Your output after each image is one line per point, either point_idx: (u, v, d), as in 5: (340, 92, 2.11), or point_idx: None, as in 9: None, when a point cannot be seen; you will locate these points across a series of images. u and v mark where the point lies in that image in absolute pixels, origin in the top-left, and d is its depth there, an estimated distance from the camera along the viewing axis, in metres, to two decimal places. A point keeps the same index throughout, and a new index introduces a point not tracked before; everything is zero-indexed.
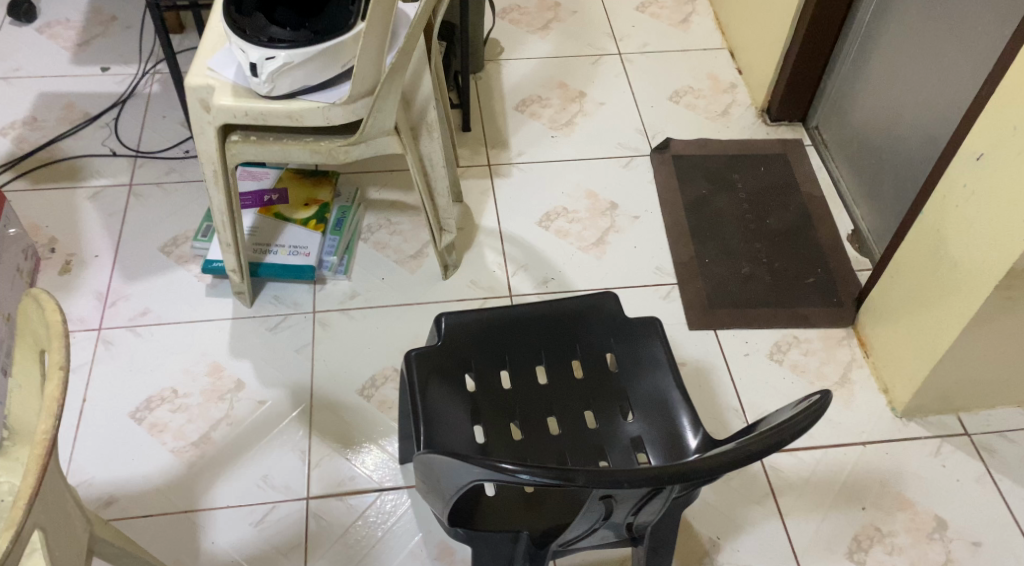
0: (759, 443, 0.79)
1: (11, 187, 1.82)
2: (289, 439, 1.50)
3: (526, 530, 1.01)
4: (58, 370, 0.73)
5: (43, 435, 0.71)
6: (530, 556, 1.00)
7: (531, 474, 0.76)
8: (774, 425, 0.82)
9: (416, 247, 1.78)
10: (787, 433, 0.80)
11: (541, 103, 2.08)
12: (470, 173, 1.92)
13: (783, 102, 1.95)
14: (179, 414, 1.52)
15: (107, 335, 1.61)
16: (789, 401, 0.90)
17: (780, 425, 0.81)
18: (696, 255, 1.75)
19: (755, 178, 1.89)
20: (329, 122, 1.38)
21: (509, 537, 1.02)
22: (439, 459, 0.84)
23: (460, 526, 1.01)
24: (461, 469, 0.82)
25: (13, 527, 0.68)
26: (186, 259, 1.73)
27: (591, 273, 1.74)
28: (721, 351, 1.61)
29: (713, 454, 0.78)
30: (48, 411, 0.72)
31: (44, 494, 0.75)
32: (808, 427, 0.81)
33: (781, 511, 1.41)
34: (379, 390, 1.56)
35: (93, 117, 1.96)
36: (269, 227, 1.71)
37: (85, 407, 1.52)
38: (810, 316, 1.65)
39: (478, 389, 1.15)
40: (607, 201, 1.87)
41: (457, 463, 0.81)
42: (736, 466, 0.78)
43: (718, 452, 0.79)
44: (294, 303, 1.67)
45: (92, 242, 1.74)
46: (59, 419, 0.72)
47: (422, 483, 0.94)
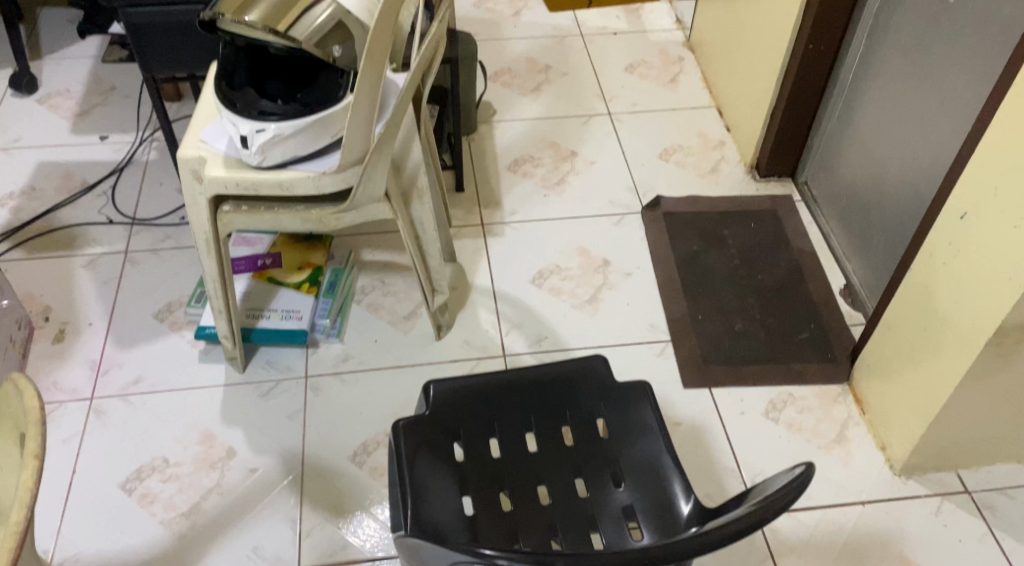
0: (742, 521, 0.78)
1: (8, 257, 1.84)
2: (280, 508, 1.48)
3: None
4: (33, 459, 0.74)
5: (15, 526, 0.70)
6: None
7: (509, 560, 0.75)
8: (760, 500, 0.81)
9: (410, 308, 1.79)
10: (775, 507, 0.79)
11: (534, 162, 2.10)
12: (463, 233, 1.93)
13: (771, 158, 1.97)
14: (169, 484, 1.50)
15: (99, 405, 1.60)
16: (781, 467, 0.89)
17: (767, 501, 0.80)
18: (689, 312, 1.75)
19: (746, 234, 1.89)
20: (319, 190, 1.40)
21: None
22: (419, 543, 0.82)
23: None
24: (440, 554, 0.80)
25: None
26: (180, 325, 1.73)
27: (585, 331, 1.74)
28: (716, 409, 1.60)
29: (700, 530, 0.77)
30: (21, 501, 0.72)
31: None
32: (794, 501, 0.81)
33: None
34: (371, 455, 1.55)
35: (91, 186, 1.99)
36: (263, 291, 1.72)
37: (75, 479, 1.50)
38: (804, 372, 1.64)
39: (467, 458, 1.14)
40: (600, 258, 1.88)
41: (439, 547, 0.80)
42: (721, 546, 0.76)
43: (703, 530, 0.78)
44: (287, 368, 1.67)
45: (87, 311, 1.75)
46: (32, 508, 0.72)
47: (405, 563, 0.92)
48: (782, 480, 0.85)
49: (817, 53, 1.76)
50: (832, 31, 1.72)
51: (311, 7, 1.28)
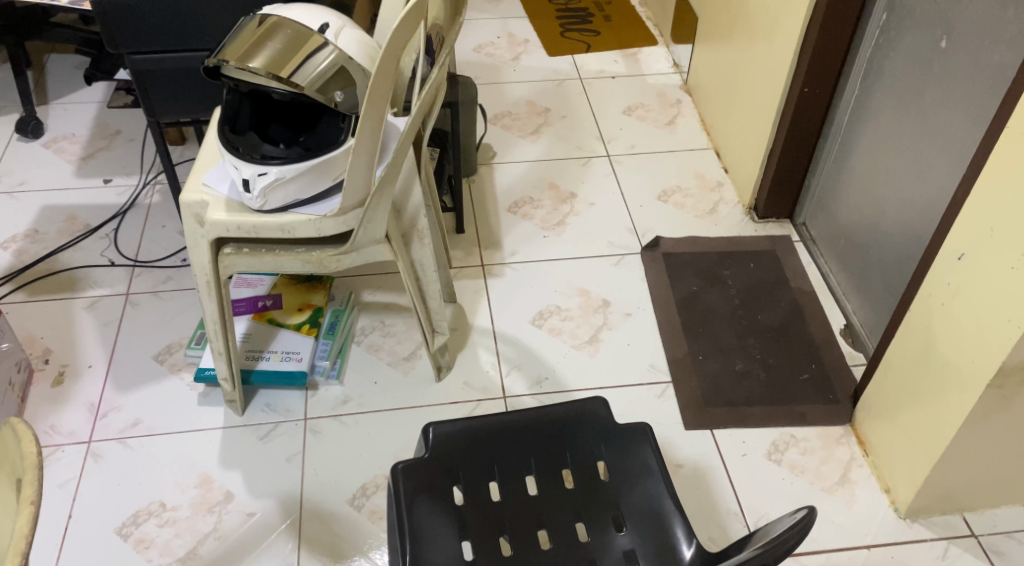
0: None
1: (9, 299, 1.84)
2: (278, 552, 1.46)
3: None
4: (29, 505, 0.73)
5: None
6: None
7: None
8: (762, 544, 0.80)
9: (409, 349, 1.79)
10: (772, 553, 0.78)
11: (533, 204, 2.11)
12: (463, 274, 1.94)
13: (769, 199, 1.98)
14: (166, 528, 1.49)
15: (97, 448, 1.59)
16: (789, 508, 0.88)
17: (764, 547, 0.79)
18: (690, 352, 1.75)
19: (745, 275, 1.90)
20: (320, 233, 1.41)
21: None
22: None
23: None
24: None
25: None
26: (179, 367, 1.73)
27: (586, 372, 1.73)
28: (719, 450, 1.59)
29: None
30: (15, 549, 0.71)
31: None
32: (794, 547, 0.80)
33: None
34: (370, 499, 1.53)
35: (94, 228, 2.00)
36: (262, 333, 1.72)
37: (71, 523, 1.49)
38: (806, 414, 1.63)
39: (466, 501, 1.13)
40: (600, 298, 1.88)
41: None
42: None
43: None
44: (286, 410, 1.67)
45: (86, 353, 1.74)
46: (26, 556, 0.71)
47: None
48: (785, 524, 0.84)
49: (812, 96, 1.78)
50: (828, 75, 1.75)
51: (313, 54, 1.30)
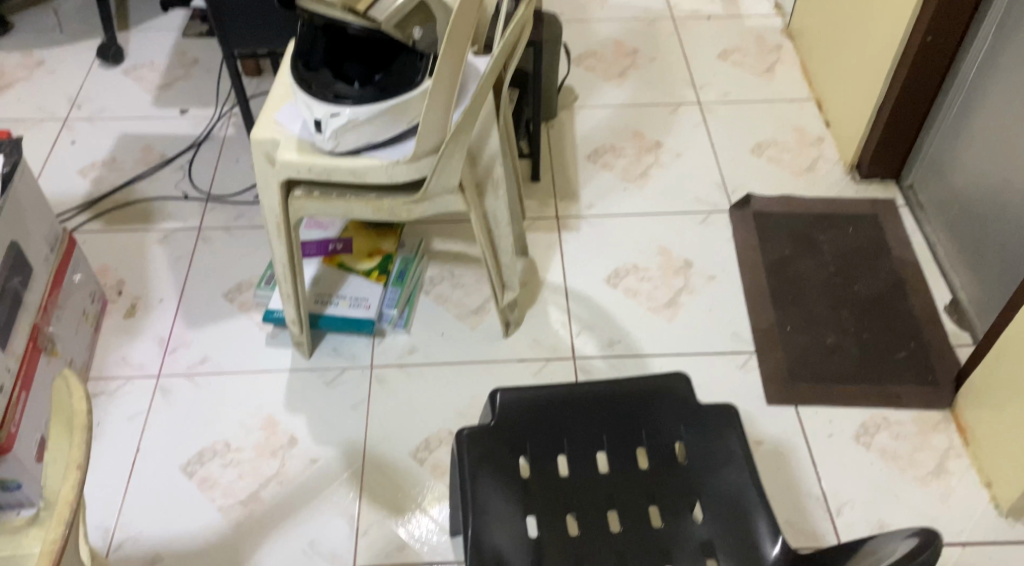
0: None
1: (85, 227, 1.84)
2: (340, 501, 1.43)
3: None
4: (75, 469, 0.66)
5: (68, 496, 0.65)
6: None
7: None
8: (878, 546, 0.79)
9: (478, 302, 1.73)
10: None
11: (615, 152, 2.00)
12: (537, 225, 1.85)
13: (875, 158, 1.83)
14: (230, 469, 1.46)
15: (165, 382, 1.58)
16: (900, 526, 0.81)
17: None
18: (777, 322, 1.64)
19: (843, 240, 1.77)
20: (392, 180, 1.33)
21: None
22: None
23: None
24: None
25: None
26: (249, 306, 1.71)
27: (662, 337, 1.64)
28: (803, 429, 1.49)
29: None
30: (72, 473, 0.66)
31: None
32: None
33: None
34: (433, 453, 1.49)
35: (169, 159, 1.98)
36: (332, 277, 1.68)
37: (138, 457, 1.48)
38: (900, 395, 1.52)
39: (533, 473, 1.08)
40: (681, 258, 1.78)
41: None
42: None
43: None
44: (353, 356, 1.63)
45: (159, 286, 1.74)
46: (80, 494, 0.66)
47: None
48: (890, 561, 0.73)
49: (935, 48, 1.62)
50: (957, 22, 1.58)
51: None
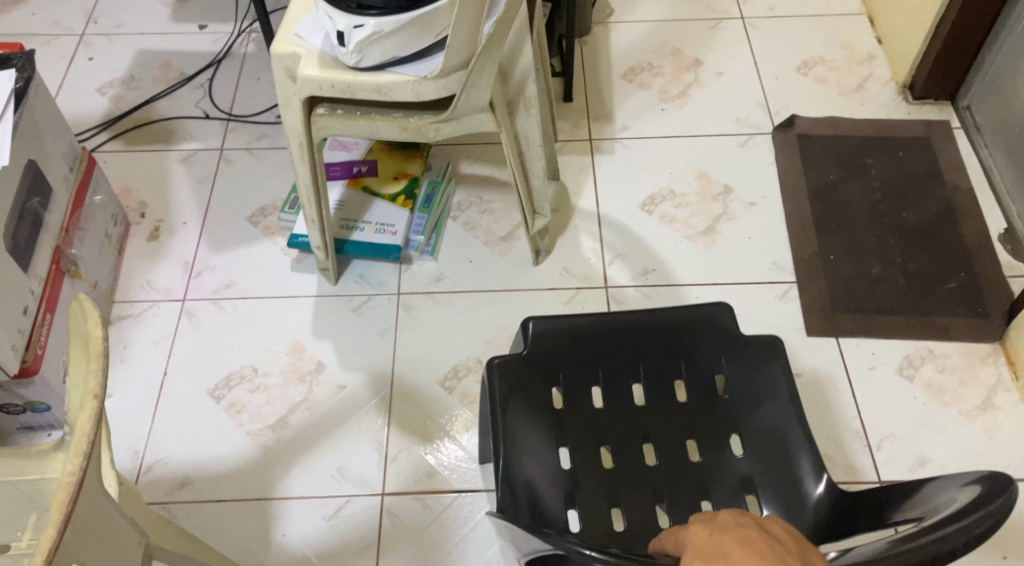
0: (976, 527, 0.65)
1: (106, 147, 1.80)
2: (368, 428, 1.41)
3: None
4: (92, 398, 0.63)
5: (85, 426, 0.62)
6: None
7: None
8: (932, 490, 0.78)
9: (508, 228, 1.67)
10: (962, 538, 0.65)
11: (652, 72, 1.90)
12: (569, 148, 1.78)
13: (932, 76, 1.72)
14: (258, 394, 1.45)
15: (191, 307, 1.56)
16: (954, 473, 0.78)
17: (959, 520, 0.66)
18: (819, 250, 1.58)
19: (892, 165, 1.68)
20: (419, 97, 1.26)
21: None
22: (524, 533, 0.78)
23: None
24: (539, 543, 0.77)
25: None
26: (273, 230, 1.67)
27: (699, 267, 1.58)
28: (844, 361, 1.44)
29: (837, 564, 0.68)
30: (89, 402, 0.63)
31: (81, 520, 0.64)
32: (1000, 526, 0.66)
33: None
34: (461, 381, 1.46)
35: (189, 77, 1.92)
36: (357, 201, 1.62)
37: (165, 381, 1.46)
38: (949, 327, 1.46)
39: (566, 404, 1.03)
40: (720, 183, 1.70)
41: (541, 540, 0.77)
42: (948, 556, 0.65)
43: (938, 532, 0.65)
44: (379, 284, 1.59)
45: (181, 209, 1.70)
46: (98, 423, 0.62)
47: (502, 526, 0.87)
48: (953, 506, 0.70)
49: None
50: None
51: None
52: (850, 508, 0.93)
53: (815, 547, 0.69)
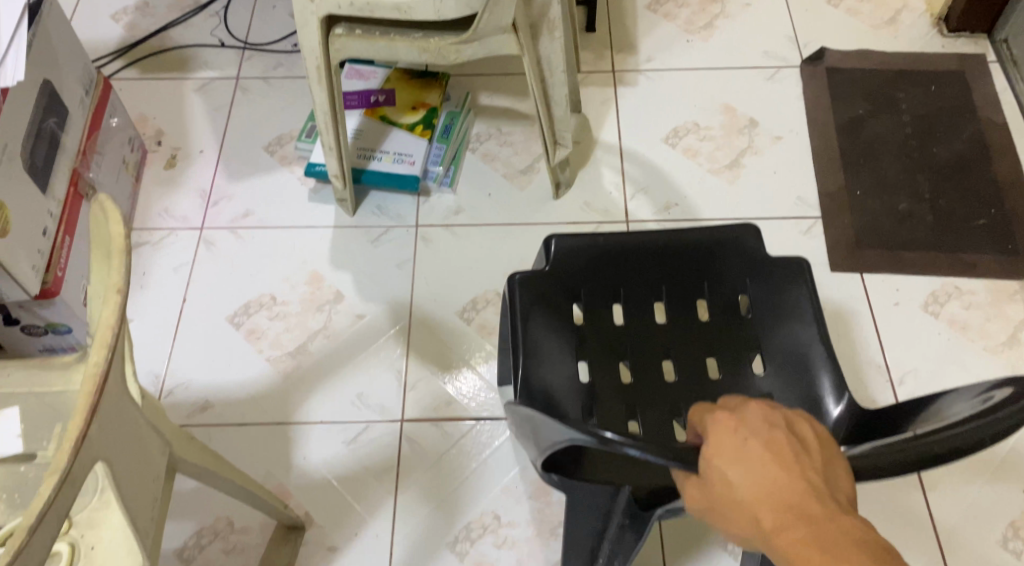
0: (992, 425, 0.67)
1: (121, 75, 1.77)
2: (386, 357, 1.41)
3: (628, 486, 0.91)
4: (116, 294, 0.61)
5: (110, 322, 0.61)
6: (631, 515, 0.93)
7: (643, 451, 0.66)
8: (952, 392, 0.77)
9: (528, 161, 1.64)
10: (975, 436, 0.67)
11: (678, 2, 1.85)
12: (591, 80, 1.74)
13: (969, 7, 1.67)
14: (277, 321, 1.45)
15: (209, 234, 1.55)
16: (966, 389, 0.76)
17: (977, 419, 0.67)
18: (846, 186, 1.54)
19: (923, 99, 1.63)
20: (440, 17, 1.21)
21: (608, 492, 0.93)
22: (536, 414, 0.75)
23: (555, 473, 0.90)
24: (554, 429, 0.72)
25: (58, 475, 0.56)
26: (290, 160, 1.65)
27: (721, 201, 1.56)
28: (868, 297, 1.42)
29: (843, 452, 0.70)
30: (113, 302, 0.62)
31: (106, 420, 0.63)
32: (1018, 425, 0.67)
33: (925, 497, 1.27)
34: (480, 313, 1.46)
35: (203, 4, 1.88)
36: (374, 130, 1.59)
37: (184, 307, 1.46)
38: (976, 264, 1.43)
39: (587, 320, 1.02)
40: (746, 117, 1.66)
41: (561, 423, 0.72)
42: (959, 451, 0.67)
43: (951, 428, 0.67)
44: (397, 215, 1.57)
45: (198, 137, 1.68)
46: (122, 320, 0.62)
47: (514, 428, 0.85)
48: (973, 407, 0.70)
49: None
50: None
51: None
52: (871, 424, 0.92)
53: (826, 435, 0.71)
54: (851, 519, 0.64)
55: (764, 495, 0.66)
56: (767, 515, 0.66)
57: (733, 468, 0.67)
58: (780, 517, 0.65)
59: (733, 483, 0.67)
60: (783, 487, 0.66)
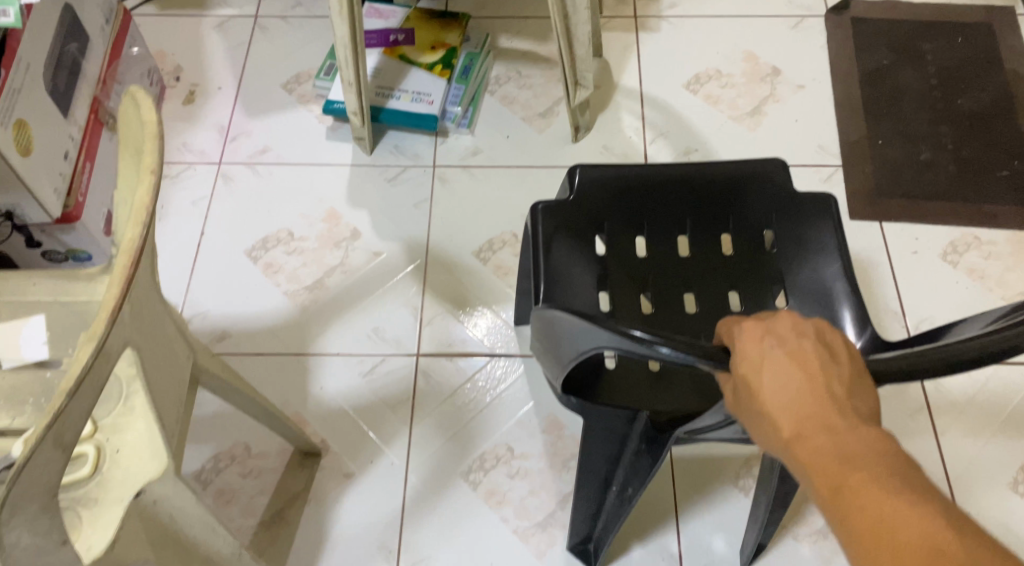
0: None
1: (139, 11, 1.76)
2: (403, 294, 1.41)
3: (647, 411, 0.91)
4: (150, 171, 0.59)
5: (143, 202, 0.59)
6: (648, 439, 0.91)
7: (672, 349, 0.66)
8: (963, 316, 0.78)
9: (547, 104, 1.63)
10: None
11: None
12: (613, 25, 1.72)
13: None
14: (294, 256, 1.45)
15: (227, 170, 1.55)
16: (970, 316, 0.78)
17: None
18: (868, 135, 1.53)
19: (949, 51, 1.61)
20: None
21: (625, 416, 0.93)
22: (565, 318, 0.75)
23: (573, 395, 0.90)
24: (583, 332, 0.72)
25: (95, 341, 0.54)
26: (308, 99, 1.64)
27: (741, 148, 1.55)
28: (886, 245, 1.42)
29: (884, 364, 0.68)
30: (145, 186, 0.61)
31: (136, 306, 0.62)
32: None
33: (936, 441, 1.27)
34: (496, 254, 1.46)
35: None
36: (394, 69, 1.58)
37: (203, 240, 1.47)
38: (997, 215, 1.42)
39: (609, 251, 1.02)
40: (769, 66, 1.64)
41: (585, 325, 0.71)
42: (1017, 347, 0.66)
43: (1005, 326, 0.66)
44: (414, 155, 1.57)
45: (216, 74, 1.67)
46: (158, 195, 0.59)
47: (539, 343, 0.86)
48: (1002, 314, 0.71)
49: None
50: None
51: None
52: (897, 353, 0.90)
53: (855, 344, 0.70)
54: (873, 431, 0.64)
55: (789, 408, 0.66)
56: (790, 428, 0.66)
57: (759, 381, 0.67)
58: (802, 428, 0.65)
59: (760, 390, 0.67)
60: (806, 399, 0.66)
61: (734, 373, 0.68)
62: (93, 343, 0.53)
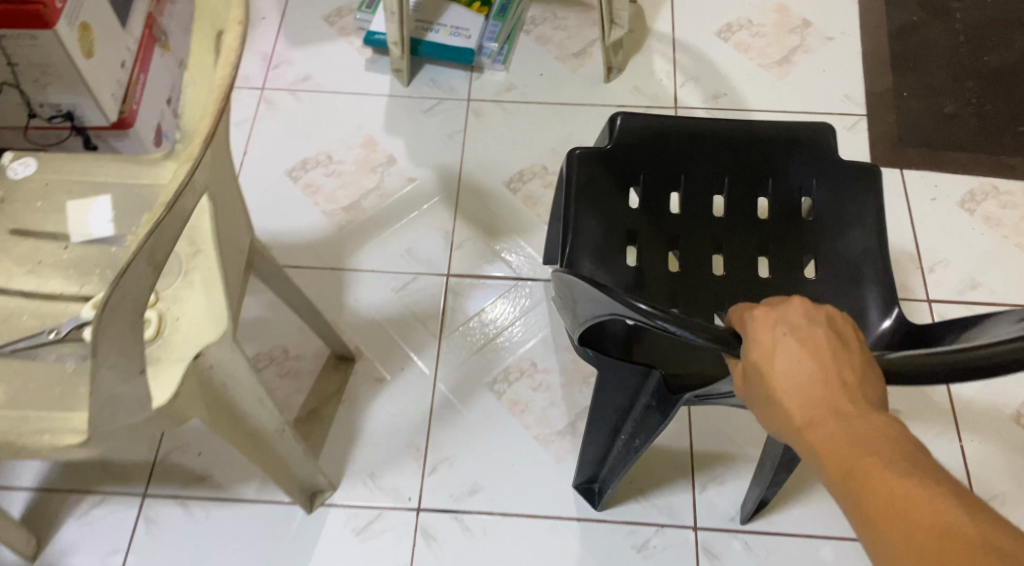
0: None
1: None
2: (435, 217, 1.47)
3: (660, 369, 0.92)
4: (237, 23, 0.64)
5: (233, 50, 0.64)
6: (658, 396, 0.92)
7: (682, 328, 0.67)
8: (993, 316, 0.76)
9: (581, 46, 1.67)
10: None
11: None
12: None
13: None
14: (332, 178, 1.51)
15: (270, 95, 1.61)
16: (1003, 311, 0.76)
17: None
18: (894, 87, 1.57)
19: (978, 9, 1.64)
20: None
21: (640, 371, 0.93)
22: (580, 284, 0.75)
23: (590, 346, 0.90)
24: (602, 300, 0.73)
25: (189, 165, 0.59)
26: (349, 31, 1.69)
27: (769, 94, 1.59)
28: (906, 191, 1.46)
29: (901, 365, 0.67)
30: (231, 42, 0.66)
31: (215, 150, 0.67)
32: None
33: None
34: (527, 185, 1.51)
35: None
36: (434, 3, 1.63)
37: (246, 159, 1.53)
38: (1016, 167, 1.46)
39: (642, 205, 1.02)
40: (800, 18, 1.68)
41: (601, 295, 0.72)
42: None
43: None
44: (450, 88, 1.62)
45: (261, 4, 1.72)
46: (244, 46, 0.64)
47: (558, 297, 0.86)
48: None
49: None
50: None
51: None
52: (921, 340, 0.91)
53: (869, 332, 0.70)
54: (883, 417, 0.65)
55: (798, 393, 0.66)
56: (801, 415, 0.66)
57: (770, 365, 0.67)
58: (811, 416, 0.66)
59: (772, 376, 0.67)
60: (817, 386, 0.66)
61: (747, 358, 0.69)
62: (189, 165, 0.59)
